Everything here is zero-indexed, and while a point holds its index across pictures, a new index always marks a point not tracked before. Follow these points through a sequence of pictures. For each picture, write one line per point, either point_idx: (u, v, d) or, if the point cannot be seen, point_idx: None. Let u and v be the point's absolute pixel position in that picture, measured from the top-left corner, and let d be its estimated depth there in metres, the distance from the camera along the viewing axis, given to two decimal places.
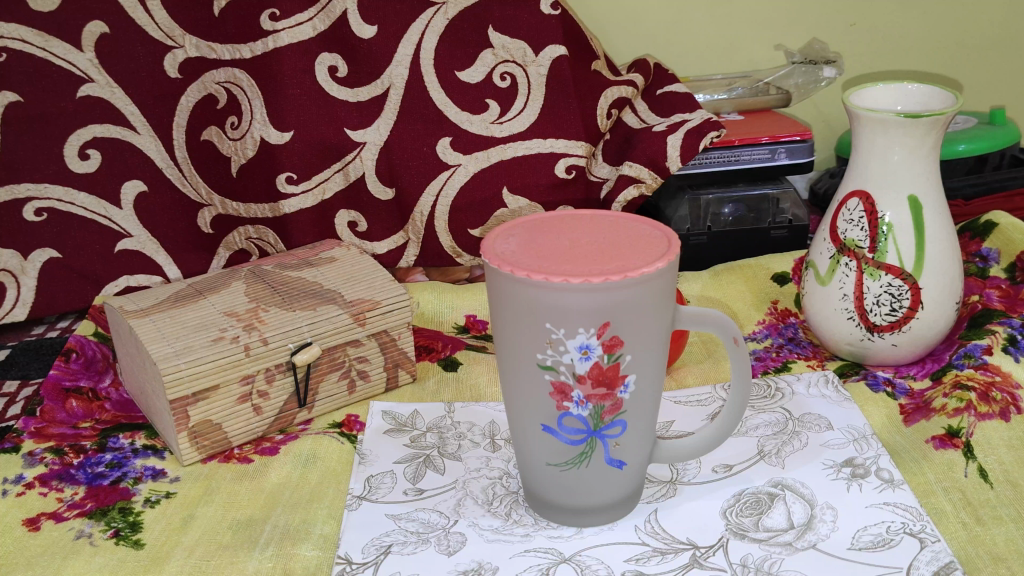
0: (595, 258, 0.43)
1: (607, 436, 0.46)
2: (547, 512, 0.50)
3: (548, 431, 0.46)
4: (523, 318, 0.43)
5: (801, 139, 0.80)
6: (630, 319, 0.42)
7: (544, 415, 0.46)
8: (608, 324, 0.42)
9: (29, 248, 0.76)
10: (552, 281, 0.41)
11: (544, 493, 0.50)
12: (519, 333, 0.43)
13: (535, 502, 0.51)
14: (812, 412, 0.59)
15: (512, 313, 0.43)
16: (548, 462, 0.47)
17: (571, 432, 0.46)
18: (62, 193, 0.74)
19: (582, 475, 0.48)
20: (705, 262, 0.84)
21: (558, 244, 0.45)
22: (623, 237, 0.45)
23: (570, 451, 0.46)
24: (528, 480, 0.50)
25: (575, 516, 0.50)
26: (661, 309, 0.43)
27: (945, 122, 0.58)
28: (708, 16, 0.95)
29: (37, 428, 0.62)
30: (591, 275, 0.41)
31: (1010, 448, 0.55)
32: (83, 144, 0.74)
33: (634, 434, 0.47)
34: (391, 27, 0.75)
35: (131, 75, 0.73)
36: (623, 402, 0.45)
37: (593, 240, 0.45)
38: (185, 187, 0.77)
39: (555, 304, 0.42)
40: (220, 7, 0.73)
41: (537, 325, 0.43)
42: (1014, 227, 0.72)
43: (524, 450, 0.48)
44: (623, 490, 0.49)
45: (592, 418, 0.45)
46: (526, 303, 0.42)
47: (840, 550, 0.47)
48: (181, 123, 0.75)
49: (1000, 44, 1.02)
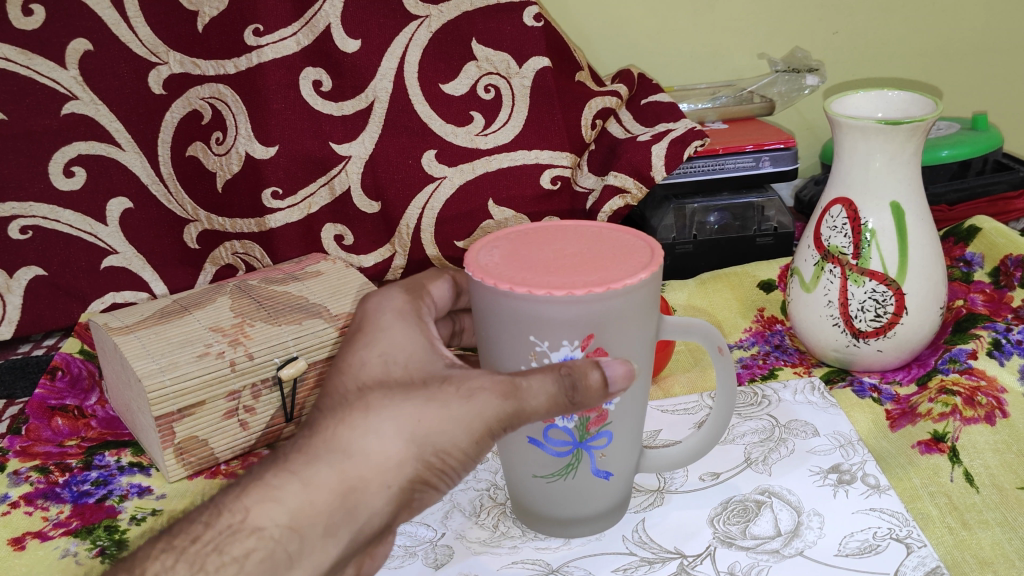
0: (578, 269, 0.43)
1: (594, 447, 0.46)
2: (534, 523, 0.50)
3: (534, 443, 0.46)
4: (509, 330, 0.43)
5: (784, 146, 0.81)
6: (614, 329, 0.42)
7: (531, 428, 0.45)
8: (593, 335, 0.42)
9: (14, 266, 0.76)
10: (535, 293, 0.41)
11: (532, 506, 0.49)
12: (508, 346, 0.44)
13: (522, 512, 0.51)
14: (798, 419, 0.60)
15: (497, 325, 0.43)
16: (535, 475, 0.47)
17: (559, 445, 0.46)
18: (47, 211, 0.74)
19: (568, 486, 0.47)
20: (692, 271, 0.84)
21: (540, 255, 0.45)
22: (607, 246, 0.45)
23: (556, 463, 0.46)
24: (514, 492, 0.50)
25: (563, 526, 0.49)
26: (643, 319, 0.43)
27: (924, 128, 0.58)
28: (692, 24, 0.96)
29: (22, 447, 0.62)
30: (574, 287, 0.40)
31: (996, 451, 0.55)
32: (68, 161, 0.74)
33: (620, 445, 0.47)
34: (375, 42, 0.75)
35: (116, 92, 0.73)
36: (609, 413, 0.45)
37: (575, 252, 0.45)
38: (171, 204, 0.77)
39: (540, 316, 0.41)
40: (204, 24, 0.73)
41: (520, 338, 0.43)
42: (997, 232, 0.73)
43: (511, 463, 0.48)
44: (610, 499, 0.49)
45: (578, 429, 0.45)
46: (510, 315, 0.42)
47: (826, 556, 0.47)
48: (166, 139, 0.75)
49: (982, 50, 1.03)
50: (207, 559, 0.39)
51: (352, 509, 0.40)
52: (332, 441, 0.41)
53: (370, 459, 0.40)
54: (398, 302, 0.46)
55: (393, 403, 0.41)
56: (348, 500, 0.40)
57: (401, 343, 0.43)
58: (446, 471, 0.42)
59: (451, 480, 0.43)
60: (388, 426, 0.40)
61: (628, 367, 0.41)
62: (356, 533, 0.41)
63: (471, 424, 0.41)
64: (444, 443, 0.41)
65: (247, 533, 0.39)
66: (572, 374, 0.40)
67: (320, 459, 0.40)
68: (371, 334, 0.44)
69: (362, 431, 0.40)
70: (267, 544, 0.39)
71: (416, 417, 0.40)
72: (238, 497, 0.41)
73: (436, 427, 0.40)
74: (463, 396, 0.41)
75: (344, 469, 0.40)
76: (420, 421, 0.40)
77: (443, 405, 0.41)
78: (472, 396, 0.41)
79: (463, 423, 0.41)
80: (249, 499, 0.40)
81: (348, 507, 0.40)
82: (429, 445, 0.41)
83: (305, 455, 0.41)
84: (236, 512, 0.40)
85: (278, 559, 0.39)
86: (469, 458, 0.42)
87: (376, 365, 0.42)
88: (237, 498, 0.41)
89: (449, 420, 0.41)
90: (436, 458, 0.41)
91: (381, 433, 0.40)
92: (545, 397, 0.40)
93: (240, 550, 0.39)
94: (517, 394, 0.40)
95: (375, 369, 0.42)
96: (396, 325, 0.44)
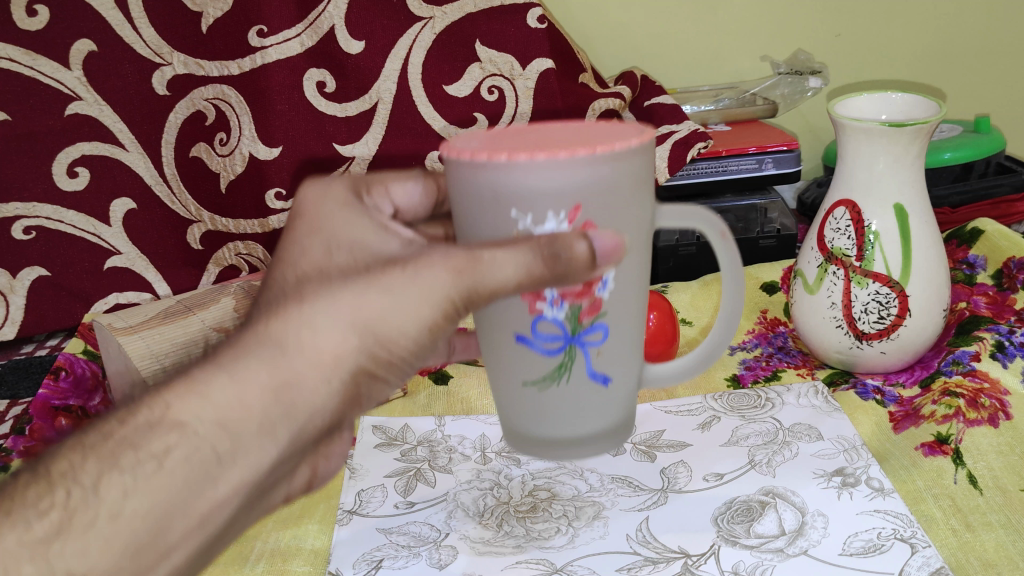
0: (563, 140, 0.35)
1: (588, 343, 0.38)
2: (529, 450, 0.42)
3: (520, 342, 0.38)
4: (482, 210, 0.35)
5: (788, 148, 0.81)
6: (605, 203, 0.35)
7: (514, 322, 0.38)
8: (580, 209, 0.34)
9: (17, 267, 0.75)
10: (510, 158, 0.33)
11: (520, 423, 0.41)
12: (486, 228, 0.36)
13: (514, 439, 0.42)
14: (802, 421, 0.60)
15: (469, 204, 0.35)
16: (523, 383, 0.39)
17: (549, 342, 0.38)
18: (51, 212, 0.74)
19: (563, 396, 0.39)
20: (694, 272, 0.85)
21: (519, 133, 0.37)
22: (596, 124, 0.38)
23: (547, 364, 0.38)
24: (501, 404, 0.42)
25: (560, 452, 0.41)
26: (647, 200, 0.37)
27: (928, 130, 0.58)
28: (695, 27, 0.96)
29: (26, 447, 0.62)
30: (572, 149, 0.33)
31: (1000, 453, 0.54)
32: (72, 161, 0.73)
33: (618, 341, 0.39)
34: (379, 43, 0.75)
35: (120, 93, 0.72)
36: (602, 301, 0.37)
37: (565, 131, 0.37)
38: (174, 205, 0.77)
39: (518, 189, 0.34)
40: (208, 24, 0.72)
41: (500, 214, 0.35)
42: (1000, 235, 0.73)
43: (497, 372, 0.40)
44: (613, 417, 0.41)
45: (569, 321, 0.37)
46: (483, 193, 0.34)
47: (830, 556, 0.47)
48: (170, 139, 0.74)
49: (984, 53, 1.03)
50: (121, 457, 0.31)
51: (288, 408, 0.33)
52: (264, 334, 0.33)
53: (308, 354, 0.33)
54: (339, 193, 0.40)
55: (332, 291, 0.34)
56: (283, 396, 0.33)
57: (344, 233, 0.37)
58: (394, 363, 0.36)
59: (402, 372, 0.37)
60: (325, 318, 0.34)
61: (619, 242, 0.35)
62: (296, 433, 0.34)
63: (423, 307, 0.34)
64: (392, 333, 0.34)
65: (168, 428, 0.32)
66: (555, 245, 0.34)
67: (251, 353, 0.33)
68: (305, 222, 0.38)
69: (298, 322, 0.33)
70: (191, 442, 0.31)
71: (356, 304, 0.34)
72: (158, 392, 0.33)
73: (382, 311, 0.34)
74: (412, 277, 0.34)
75: (277, 364, 0.33)
76: (362, 306, 0.34)
77: (390, 289, 0.34)
78: (422, 279, 0.34)
79: (413, 307, 0.34)
80: (171, 394, 0.33)
81: (283, 406, 0.33)
82: (373, 334, 0.34)
83: (235, 348, 0.33)
84: (156, 407, 0.32)
85: (207, 460, 0.32)
86: (418, 350, 0.36)
87: (317, 253, 0.37)
88: (157, 394, 0.33)
89: (396, 306, 0.34)
90: (382, 348, 0.35)
91: (317, 325, 0.33)
92: (514, 269, 0.34)
93: (160, 447, 0.31)
94: (474, 269, 0.34)
95: (317, 258, 0.36)
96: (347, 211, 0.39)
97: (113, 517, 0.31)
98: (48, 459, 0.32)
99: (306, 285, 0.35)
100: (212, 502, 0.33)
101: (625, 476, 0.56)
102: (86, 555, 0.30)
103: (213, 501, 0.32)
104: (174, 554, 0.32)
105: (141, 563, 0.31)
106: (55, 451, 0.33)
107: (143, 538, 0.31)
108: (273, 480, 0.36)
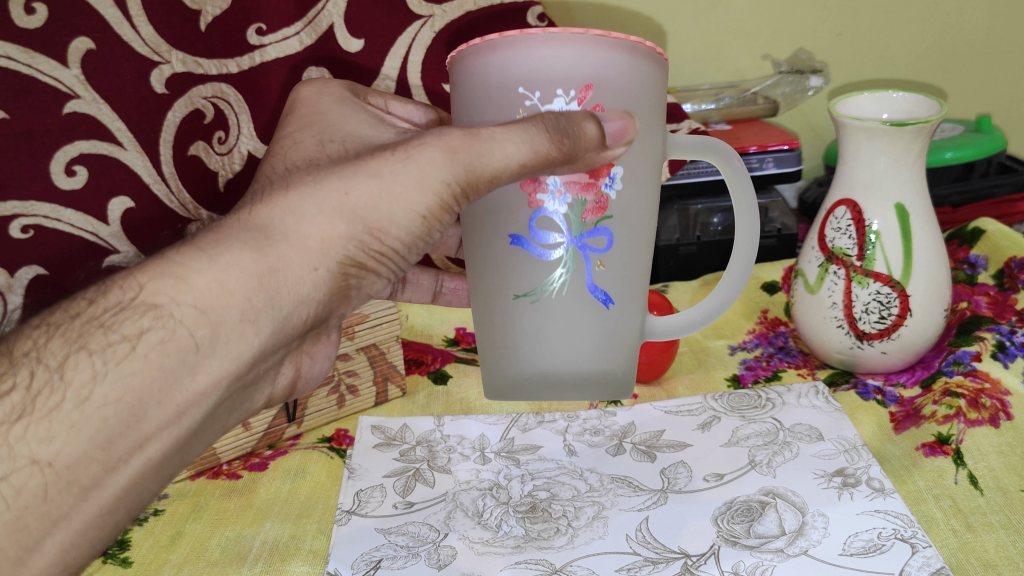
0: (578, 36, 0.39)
1: (590, 250, 0.40)
2: (518, 373, 0.44)
3: (518, 244, 0.40)
4: (491, 92, 0.38)
5: (789, 148, 0.81)
6: (616, 88, 0.37)
7: (514, 221, 0.40)
8: (591, 88, 0.37)
9: (14, 266, 0.65)
10: (525, 34, 0.36)
11: (510, 344, 0.43)
12: (488, 119, 0.38)
13: (504, 363, 0.44)
14: (801, 421, 0.60)
15: (479, 91, 0.38)
16: (516, 294, 0.41)
17: (548, 241, 0.40)
18: (48, 210, 0.65)
19: (556, 310, 0.41)
20: (694, 272, 0.85)
21: None
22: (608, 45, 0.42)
23: (545, 271, 0.40)
24: (484, 333, 0.44)
25: (547, 377, 0.44)
26: (659, 106, 0.39)
27: (929, 130, 0.58)
28: (696, 26, 0.96)
29: None
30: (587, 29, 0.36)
31: (1001, 454, 0.54)
32: (69, 160, 0.65)
33: (621, 253, 0.41)
34: (378, 41, 0.75)
35: (118, 91, 0.66)
36: (608, 200, 0.40)
37: None
38: (172, 203, 0.70)
39: (531, 65, 0.37)
40: (207, 23, 0.68)
41: (506, 97, 0.38)
42: (1002, 234, 0.73)
43: (491, 287, 0.42)
44: (603, 345, 0.43)
45: (572, 219, 0.40)
46: (493, 75, 0.37)
47: (830, 556, 0.47)
48: (168, 138, 0.69)
49: (986, 52, 1.02)
50: (91, 336, 0.35)
51: (274, 293, 0.36)
52: (248, 221, 0.37)
53: (295, 240, 0.36)
54: (336, 92, 0.46)
55: (318, 178, 0.37)
56: (268, 283, 0.36)
57: (336, 123, 0.43)
58: (385, 254, 0.39)
59: (392, 264, 0.41)
60: (310, 206, 0.37)
61: (628, 123, 0.37)
62: (284, 319, 0.37)
63: (415, 193, 0.38)
64: (380, 219, 0.38)
65: (143, 310, 0.35)
66: (561, 121, 0.36)
67: (233, 237, 0.36)
68: (296, 118, 0.44)
69: (283, 210, 0.37)
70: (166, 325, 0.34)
71: (343, 190, 0.37)
72: (133, 275, 0.36)
73: (373, 199, 0.37)
74: (402, 160, 0.37)
75: (261, 250, 0.36)
76: (350, 192, 0.37)
77: (378, 173, 0.37)
78: (412, 161, 0.37)
79: (405, 193, 0.38)
80: (144, 276, 0.36)
81: (269, 290, 0.36)
82: (362, 220, 0.37)
83: (216, 235, 0.37)
84: (129, 289, 0.36)
85: (183, 348, 0.35)
86: (408, 233, 0.39)
87: (309, 145, 0.41)
88: (132, 275, 0.36)
89: (385, 189, 0.37)
90: (370, 233, 0.38)
91: (302, 215, 0.37)
92: (517, 144, 0.36)
93: (132, 328, 0.34)
94: (476, 141, 0.37)
95: (308, 148, 0.41)
96: (339, 114, 0.44)
97: (80, 402, 0.33)
98: (10, 341, 0.36)
99: (294, 173, 0.39)
100: (190, 393, 0.35)
101: (624, 476, 0.55)
102: (53, 436, 0.33)
103: (190, 391, 0.35)
104: (149, 445, 0.34)
105: (114, 450, 0.33)
106: (19, 333, 0.37)
107: (114, 426, 0.33)
108: (254, 375, 0.39)
